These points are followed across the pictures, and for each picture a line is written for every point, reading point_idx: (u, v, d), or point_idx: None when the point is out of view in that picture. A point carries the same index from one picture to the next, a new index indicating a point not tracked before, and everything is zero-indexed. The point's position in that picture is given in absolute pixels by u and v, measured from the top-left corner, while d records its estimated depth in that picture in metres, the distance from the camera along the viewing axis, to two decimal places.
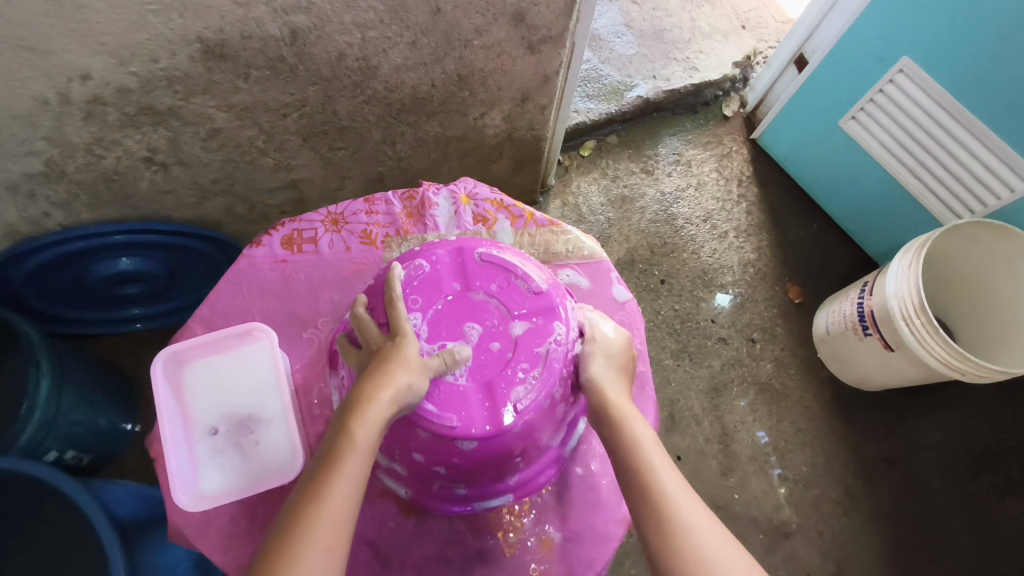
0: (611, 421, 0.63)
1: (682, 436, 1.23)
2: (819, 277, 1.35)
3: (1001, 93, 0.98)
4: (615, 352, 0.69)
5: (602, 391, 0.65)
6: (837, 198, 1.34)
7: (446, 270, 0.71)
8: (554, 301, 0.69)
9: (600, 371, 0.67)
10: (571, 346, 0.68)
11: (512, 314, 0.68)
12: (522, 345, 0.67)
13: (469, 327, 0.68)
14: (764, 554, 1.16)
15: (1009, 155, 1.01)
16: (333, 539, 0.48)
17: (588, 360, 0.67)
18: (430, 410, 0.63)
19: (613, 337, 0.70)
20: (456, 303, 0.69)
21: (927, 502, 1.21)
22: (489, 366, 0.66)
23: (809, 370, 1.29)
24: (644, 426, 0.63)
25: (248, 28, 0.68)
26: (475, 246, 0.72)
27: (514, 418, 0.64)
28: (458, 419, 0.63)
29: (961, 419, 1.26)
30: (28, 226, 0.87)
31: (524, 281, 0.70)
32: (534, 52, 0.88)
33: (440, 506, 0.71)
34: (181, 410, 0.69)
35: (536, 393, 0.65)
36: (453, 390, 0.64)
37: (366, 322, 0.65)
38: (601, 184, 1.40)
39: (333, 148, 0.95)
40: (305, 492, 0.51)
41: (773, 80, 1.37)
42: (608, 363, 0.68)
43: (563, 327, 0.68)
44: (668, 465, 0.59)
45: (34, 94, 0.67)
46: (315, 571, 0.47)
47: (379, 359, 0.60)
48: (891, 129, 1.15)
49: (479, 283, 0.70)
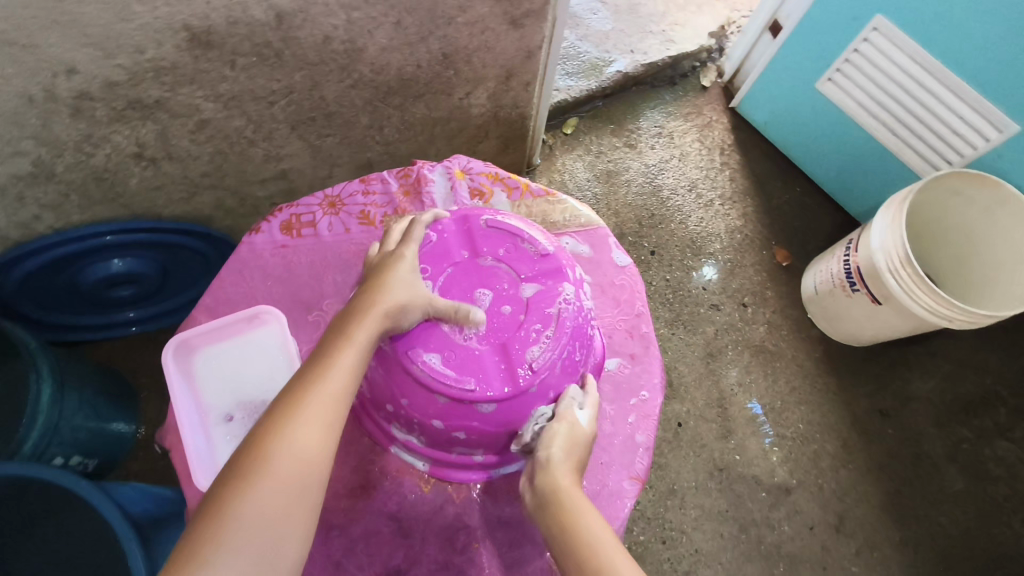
0: (567, 516, 0.57)
1: (682, 403, 1.25)
2: (804, 239, 1.38)
3: (971, 45, 1.00)
4: (579, 443, 0.64)
5: (557, 478, 0.60)
6: (818, 160, 1.37)
7: (454, 238, 0.72)
8: (560, 263, 0.72)
9: (558, 455, 0.62)
10: (579, 303, 0.70)
11: (521, 278, 0.70)
12: (534, 306, 0.68)
13: (481, 291, 0.69)
14: (769, 512, 1.18)
15: (981, 106, 1.04)
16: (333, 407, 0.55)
17: (545, 444, 0.63)
18: (445, 373, 0.64)
19: (584, 425, 0.66)
20: (466, 269, 0.71)
21: (921, 449, 1.24)
22: (503, 329, 0.67)
23: (800, 331, 1.31)
24: (599, 521, 0.57)
25: (234, 13, 0.68)
26: (480, 214, 0.74)
27: (528, 376, 0.65)
28: (474, 381, 0.64)
29: (948, 367, 1.29)
30: (18, 230, 0.86)
31: (530, 244, 0.72)
32: (518, 27, 0.88)
33: (457, 475, 0.72)
34: (195, 395, 0.70)
35: (550, 352, 0.66)
36: (468, 354, 0.65)
37: (393, 231, 0.71)
38: (586, 160, 1.41)
39: (321, 135, 0.94)
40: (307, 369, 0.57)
41: (749, 48, 1.39)
42: (570, 451, 0.63)
43: (571, 287, 0.71)
44: (626, 560, 0.53)
45: (20, 91, 0.66)
46: (314, 432, 0.53)
47: (377, 277, 0.65)
48: (867, 87, 1.17)
49: (487, 250, 0.72)
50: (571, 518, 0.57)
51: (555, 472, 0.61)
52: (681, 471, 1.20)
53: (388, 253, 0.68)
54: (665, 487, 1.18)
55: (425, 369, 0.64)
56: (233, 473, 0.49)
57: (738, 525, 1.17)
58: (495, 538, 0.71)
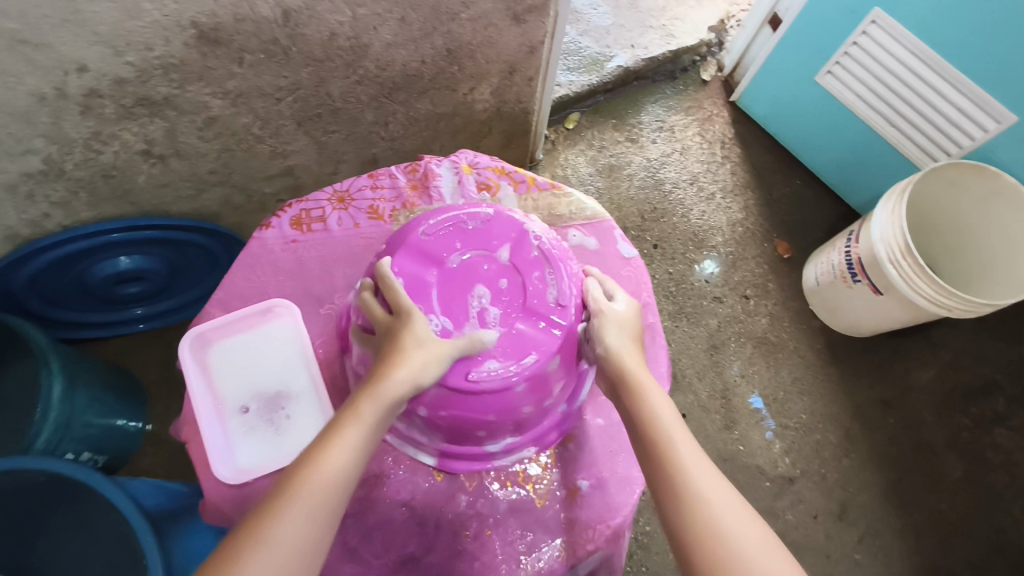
0: (636, 400, 0.62)
1: (686, 394, 1.26)
2: (805, 231, 1.39)
3: (968, 36, 1.01)
4: (625, 323, 0.69)
5: (623, 363, 0.65)
6: (817, 152, 1.38)
7: (411, 265, 0.69)
8: (507, 216, 0.73)
9: (616, 342, 0.67)
10: (546, 238, 0.73)
11: (492, 251, 0.72)
12: (520, 263, 0.71)
13: (476, 292, 0.69)
14: (772, 501, 1.20)
15: (979, 97, 1.05)
16: (318, 506, 0.51)
17: (604, 332, 0.68)
18: (505, 366, 0.66)
19: (621, 311, 0.71)
20: (447, 282, 0.69)
21: (921, 438, 1.25)
22: (513, 296, 0.70)
23: (802, 322, 1.32)
24: (662, 401, 0.62)
25: (241, 10, 0.68)
26: (415, 229, 0.71)
27: (562, 313, 0.69)
28: (535, 351, 0.67)
29: (948, 357, 1.31)
30: (28, 228, 0.87)
31: (471, 219, 0.73)
32: (520, 23, 0.89)
33: (560, 428, 0.76)
34: (211, 388, 0.71)
35: (563, 284, 0.71)
36: (510, 337, 0.67)
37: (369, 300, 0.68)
38: (588, 155, 1.42)
39: (327, 131, 0.95)
40: (301, 460, 0.55)
41: (748, 42, 1.40)
42: (623, 335, 0.68)
43: (533, 226, 0.73)
44: (684, 436, 0.58)
45: (31, 89, 0.67)
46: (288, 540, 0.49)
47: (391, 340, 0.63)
48: (866, 79, 1.18)
49: (447, 253, 0.71)
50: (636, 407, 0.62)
51: (619, 358, 0.66)
52: None
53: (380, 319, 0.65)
54: None
55: (492, 377, 0.65)
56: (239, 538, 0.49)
57: None
58: (506, 525, 0.72)
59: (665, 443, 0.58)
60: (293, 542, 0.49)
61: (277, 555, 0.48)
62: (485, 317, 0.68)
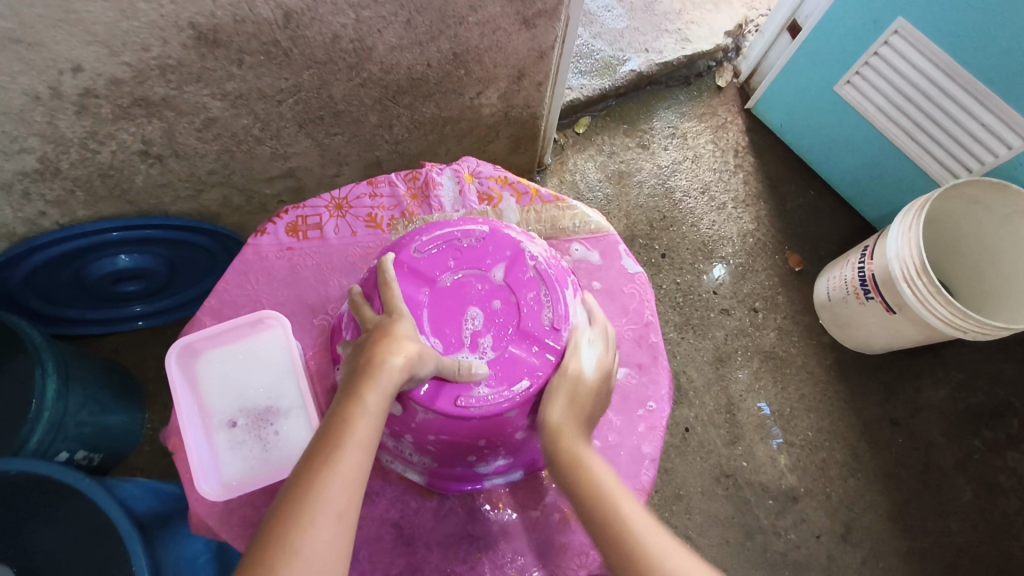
0: (578, 473, 0.58)
1: (690, 408, 1.23)
2: (818, 244, 1.36)
3: (993, 49, 0.97)
4: (583, 394, 0.65)
5: (562, 439, 0.61)
6: (833, 164, 1.34)
7: (403, 284, 0.68)
8: (503, 234, 0.72)
9: (561, 413, 0.63)
10: (545, 258, 0.72)
11: (485, 270, 0.70)
12: (514, 284, 0.69)
13: (468, 313, 0.67)
14: (775, 519, 1.17)
15: (1005, 113, 1.01)
16: (344, 505, 0.46)
17: (550, 405, 0.64)
18: (497, 392, 0.64)
19: (588, 373, 0.66)
20: (438, 302, 0.67)
21: (930, 460, 1.22)
22: (506, 319, 0.68)
23: (811, 337, 1.29)
24: (607, 470, 0.59)
25: (240, 11, 0.66)
26: (409, 244, 0.70)
27: (557, 337, 0.68)
28: (527, 377, 0.65)
29: (961, 377, 1.27)
30: (24, 226, 0.86)
31: (466, 235, 0.71)
32: (530, 27, 0.86)
33: None
34: (198, 399, 0.70)
35: (559, 306, 0.69)
36: (502, 362, 0.66)
37: (362, 303, 0.64)
38: (597, 160, 1.39)
39: (330, 133, 0.93)
40: (311, 456, 0.48)
41: (766, 48, 1.36)
42: (572, 407, 0.64)
43: (531, 245, 0.72)
44: (633, 504, 0.55)
45: (26, 88, 0.65)
46: (311, 562, 0.43)
47: (379, 337, 0.58)
48: (887, 91, 1.15)
49: (440, 271, 0.69)
50: (578, 479, 0.58)
51: (560, 432, 0.62)
52: (688, 477, 1.18)
53: (370, 322, 0.62)
54: (671, 492, 1.17)
55: (482, 404, 0.64)
56: (254, 565, 0.42)
57: (743, 532, 1.16)
58: (498, 548, 0.70)
59: (617, 517, 0.53)
60: (329, 549, 0.44)
61: (312, 563, 0.43)
62: (477, 342, 0.66)
